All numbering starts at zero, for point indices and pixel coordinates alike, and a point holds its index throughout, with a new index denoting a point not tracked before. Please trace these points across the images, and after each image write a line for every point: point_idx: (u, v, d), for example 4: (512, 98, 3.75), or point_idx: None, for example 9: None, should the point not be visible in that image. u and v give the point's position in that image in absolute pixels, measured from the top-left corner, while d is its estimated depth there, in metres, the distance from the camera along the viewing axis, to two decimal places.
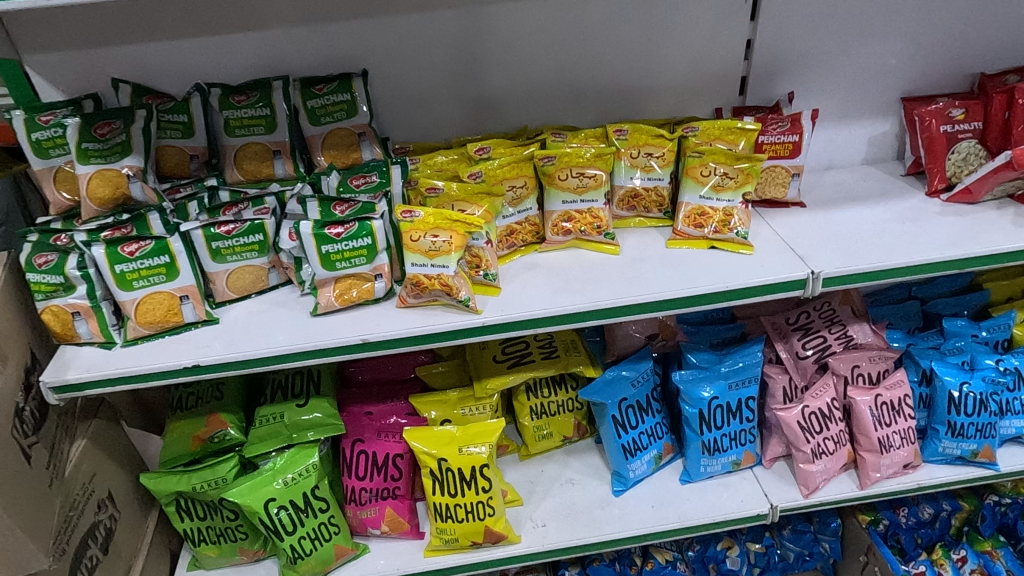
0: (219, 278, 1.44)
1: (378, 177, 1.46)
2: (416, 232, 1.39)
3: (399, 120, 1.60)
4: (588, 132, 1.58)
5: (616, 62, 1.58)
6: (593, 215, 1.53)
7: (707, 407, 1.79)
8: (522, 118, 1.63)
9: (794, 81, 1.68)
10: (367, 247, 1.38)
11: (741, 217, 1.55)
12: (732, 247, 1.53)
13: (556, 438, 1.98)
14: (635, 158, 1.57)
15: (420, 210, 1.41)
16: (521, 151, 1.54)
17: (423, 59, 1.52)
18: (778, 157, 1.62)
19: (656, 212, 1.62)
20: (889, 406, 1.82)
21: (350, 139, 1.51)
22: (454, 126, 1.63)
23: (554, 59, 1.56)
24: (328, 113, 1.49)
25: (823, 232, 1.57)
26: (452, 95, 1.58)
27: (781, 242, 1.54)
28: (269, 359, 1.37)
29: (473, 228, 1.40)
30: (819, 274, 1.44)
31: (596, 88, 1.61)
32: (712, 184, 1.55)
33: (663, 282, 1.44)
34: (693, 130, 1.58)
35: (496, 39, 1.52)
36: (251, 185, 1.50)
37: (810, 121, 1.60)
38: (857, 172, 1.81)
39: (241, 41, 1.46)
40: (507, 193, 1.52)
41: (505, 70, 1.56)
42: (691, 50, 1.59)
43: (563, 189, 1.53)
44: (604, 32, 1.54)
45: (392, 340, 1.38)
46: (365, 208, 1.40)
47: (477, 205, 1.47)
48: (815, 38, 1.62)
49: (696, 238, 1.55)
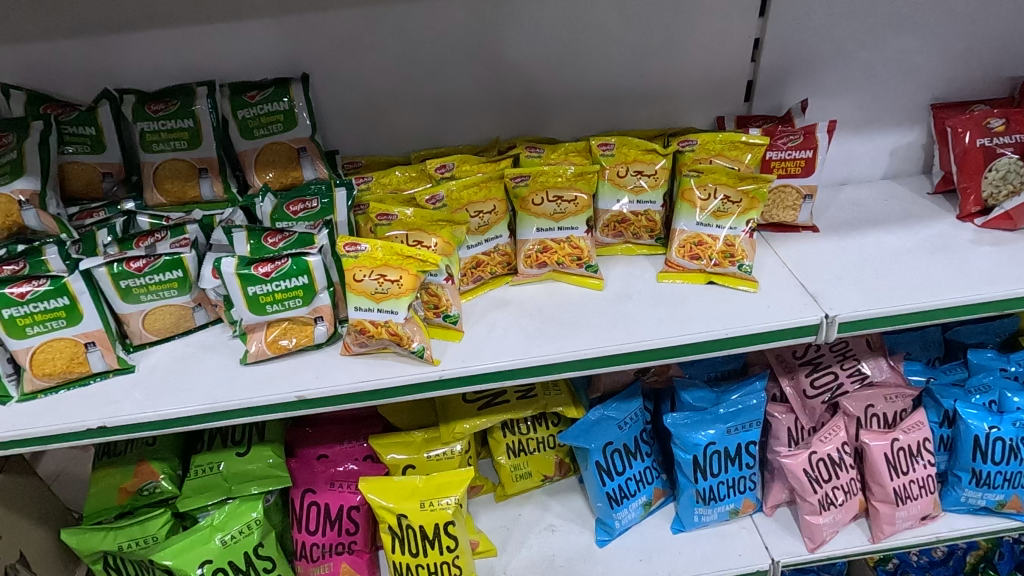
0: (133, 319, 1.23)
1: (320, 202, 1.24)
2: (360, 270, 1.19)
3: (351, 131, 1.38)
4: (568, 146, 1.36)
5: (602, 65, 1.36)
6: (573, 245, 1.32)
7: (702, 453, 1.59)
8: (494, 128, 1.41)
9: (808, 86, 1.46)
10: (303, 287, 1.17)
11: (745, 248, 1.33)
12: (733, 284, 1.31)
13: (535, 478, 1.78)
14: (622, 176, 1.36)
15: (366, 243, 1.20)
16: (490, 170, 1.33)
17: (375, 61, 1.30)
18: (789, 175, 1.40)
19: (648, 238, 1.40)
20: (907, 452, 1.62)
21: (289, 156, 1.28)
22: (415, 139, 1.40)
23: (530, 61, 1.34)
24: (262, 125, 1.27)
25: (840, 265, 1.36)
26: (411, 102, 1.36)
27: (790, 276, 1.34)
28: (188, 420, 1.16)
29: (427, 267, 1.19)
30: (834, 319, 1.24)
31: (579, 94, 1.39)
32: (711, 209, 1.34)
33: (653, 327, 1.23)
34: (690, 144, 1.37)
35: (461, 38, 1.29)
36: (176, 209, 1.29)
37: (826, 135, 1.38)
38: (877, 190, 1.59)
39: (156, 42, 1.23)
40: (473, 219, 1.31)
41: (472, 74, 1.34)
42: (690, 51, 1.36)
43: (540, 216, 1.33)
44: (588, 30, 1.31)
45: (331, 398, 1.17)
46: (303, 239, 1.19)
47: (436, 236, 1.26)
48: (834, 37, 1.40)
49: (692, 271, 1.34)
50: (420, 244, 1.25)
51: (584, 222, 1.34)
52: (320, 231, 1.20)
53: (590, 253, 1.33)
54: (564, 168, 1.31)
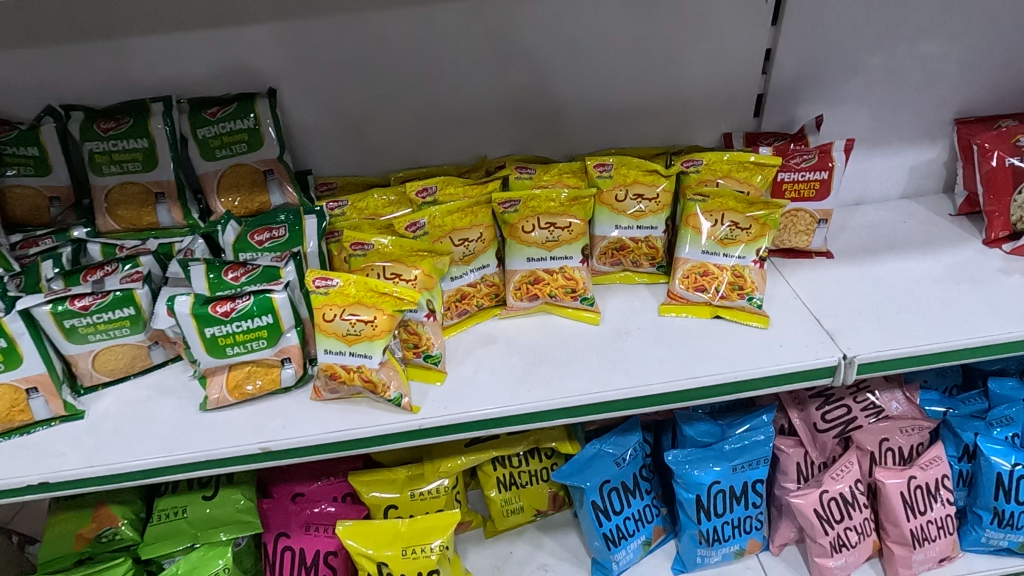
0: (82, 361, 1.11)
1: (288, 232, 1.12)
2: (330, 309, 1.05)
3: (323, 150, 1.26)
4: (561, 167, 1.24)
5: (600, 78, 1.24)
6: (569, 276, 1.21)
7: (705, 492, 1.48)
8: (482, 146, 1.29)
9: (824, 100, 1.34)
10: (268, 327, 1.06)
11: (755, 279, 1.22)
12: (742, 319, 1.20)
13: (527, 513, 1.67)
14: (621, 200, 1.24)
15: (338, 277, 1.07)
16: (476, 194, 1.21)
17: (350, 74, 1.18)
18: (803, 199, 1.29)
19: (648, 266, 1.29)
20: (924, 491, 1.51)
21: (255, 179, 1.17)
22: (395, 157, 1.28)
23: (521, 74, 1.22)
24: (225, 145, 1.15)
25: (858, 296, 1.25)
26: (390, 118, 1.24)
27: (804, 310, 1.22)
28: (140, 474, 1.05)
29: (402, 306, 1.06)
30: (853, 360, 1.13)
31: (574, 109, 1.27)
32: (719, 236, 1.23)
33: (654, 368, 1.12)
34: (695, 165, 1.25)
35: (444, 49, 1.17)
36: (132, 237, 1.18)
37: (843, 155, 1.27)
38: (896, 210, 1.47)
39: (103, 54, 1.10)
40: (457, 248, 1.19)
41: (457, 88, 1.22)
42: (696, 63, 1.24)
43: (531, 244, 1.21)
44: (584, 39, 1.19)
45: (300, 449, 1.06)
46: (268, 271, 1.08)
47: (416, 268, 1.13)
48: (853, 47, 1.28)
49: (698, 303, 1.23)
50: (398, 277, 1.13)
51: (580, 251, 1.23)
52: (287, 263, 1.09)
53: (586, 285, 1.21)
54: (557, 192, 1.20)
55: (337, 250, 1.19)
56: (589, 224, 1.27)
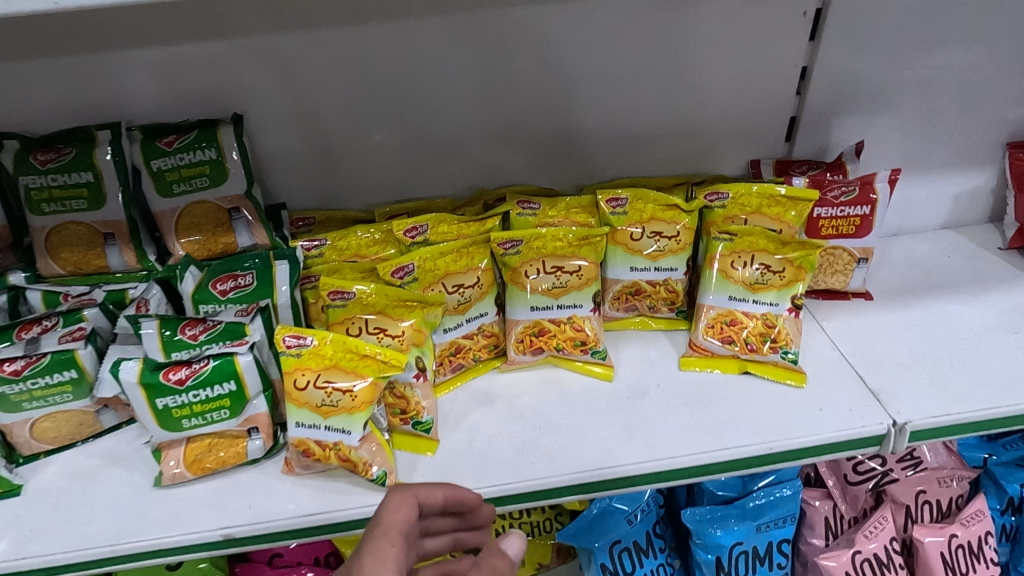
0: (18, 428, 0.97)
1: (255, 280, 0.98)
2: (303, 373, 0.91)
3: (298, 181, 1.11)
4: (568, 201, 1.11)
5: (614, 99, 1.09)
6: (576, 327, 1.07)
7: (726, 554, 1.33)
8: (480, 176, 1.14)
9: (864, 123, 1.19)
10: (230, 394, 0.91)
11: (788, 331, 1.07)
12: (774, 376, 1.06)
13: (528, 568, 1.52)
14: (636, 239, 1.10)
15: (312, 336, 0.92)
16: (474, 233, 1.08)
17: (328, 96, 1.02)
18: (840, 235, 1.15)
19: (666, 311, 1.14)
20: (967, 551, 1.36)
21: (219, 218, 1.02)
22: (381, 189, 1.13)
23: (525, 95, 1.07)
24: (184, 178, 1.00)
25: (904, 349, 1.11)
26: (375, 146, 1.09)
27: (842, 364, 1.08)
28: (78, 566, 0.88)
29: (388, 372, 0.91)
30: (905, 427, 0.99)
31: (583, 134, 1.12)
32: (748, 281, 1.08)
33: (678, 438, 0.98)
34: (720, 198, 1.11)
35: (437, 68, 1.02)
36: (79, 283, 1.03)
37: (888, 188, 1.12)
38: (938, 243, 1.33)
39: (37, 74, 0.95)
40: (451, 295, 1.04)
41: (452, 111, 1.07)
42: (721, 82, 1.10)
43: (535, 291, 1.07)
44: (596, 56, 1.04)
45: (268, 537, 0.90)
46: (232, 329, 0.93)
47: (403, 322, 0.98)
48: (899, 64, 1.13)
49: (724, 357, 1.08)
50: (382, 333, 0.98)
51: (596, 296, 1.09)
52: (253, 319, 0.94)
53: (599, 338, 1.08)
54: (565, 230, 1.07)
55: (314, 297, 1.03)
56: (602, 265, 1.12)
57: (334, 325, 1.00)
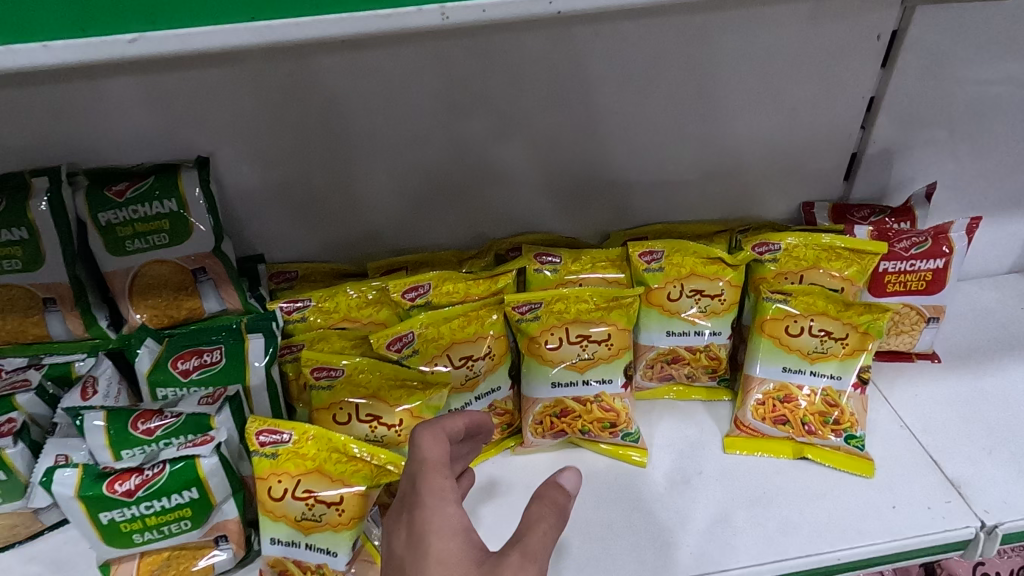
0: None
1: (225, 356, 0.82)
2: (279, 479, 0.75)
3: (277, 230, 0.94)
4: (594, 254, 0.96)
5: (651, 136, 0.93)
6: (604, 407, 0.92)
7: None
8: (490, 222, 0.98)
9: (937, 160, 1.03)
10: (192, 504, 0.74)
11: (853, 409, 0.92)
12: (837, 464, 0.90)
13: None
14: (674, 298, 0.95)
15: (291, 430, 0.77)
16: (485, 293, 0.92)
17: (314, 134, 0.86)
18: (908, 292, 0.99)
19: (707, 380, 0.99)
20: None
21: (183, 280, 0.85)
22: (376, 238, 0.97)
23: (547, 131, 0.91)
24: (139, 234, 0.83)
25: (985, 428, 0.95)
26: (370, 191, 0.92)
27: (915, 447, 0.92)
28: None
29: (389, 479, 0.75)
30: (995, 530, 0.83)
31: (610, 173, 0.96)
32: (805, 350, 0.93)
33: (728, 543, 0.82)
34: (772, 250, 0.95)
35: (443, 101, 0.85)
36: (15, 354, 0.86)
37: (965, 240, 0.96)
38: (1009, 291, 1.17)
39: None
40: (458, 370, 0.88)
41: (461, 150, 0.90)
42: (774, 114, 0.93)
43: (556, 363, 0.91)
44: (630, 86, 0.88)
45: None
46: (195, 422, 0.77)
47: (400, 409, 0.82)
48: (983, 95, 0.97)
49: (776, 439, 0.92)
50: (375, 421, 0.82)
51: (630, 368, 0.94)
52: (220, 410, 0.78)
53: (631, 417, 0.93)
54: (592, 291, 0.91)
55: (294, 372, 0.87)
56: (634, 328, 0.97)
57: (319, 410, 0.83)
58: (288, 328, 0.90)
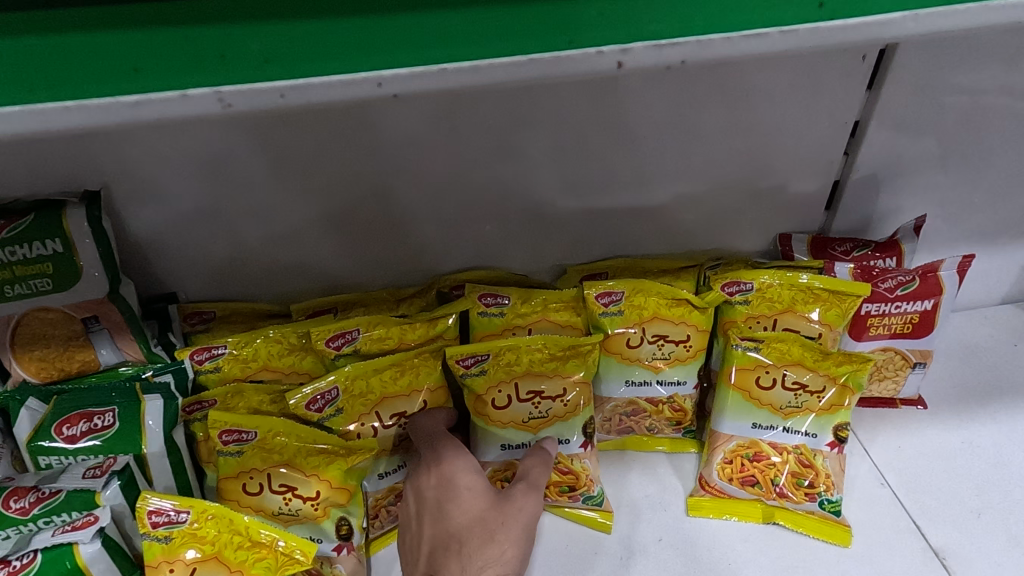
0: None
1: (119, 420, 0.72)
2: (172, 568, 0.66)
3: (189, 270, 0.83)
4: (546, 295, 0.87)
5: (611, 165, 0.83)
6: (561, 470, 0.84)
7: None
8: (432, 258, 0.88)
9: (929, 189, 0.93)
10: None
11: (830, 470, 0.84)
12: (809, 529, 0.81)
13: None
14: (635, 345, 0.86)
15: (188, 509, 0.68)
16: (422, 338, 0.83)
17: (220, 167, 0.74)
18: (893, 335, 0.91)
19: (671, 432, 0.91)
20: None
21: (72, 329, 0.75)
22: (304, 274, 0.87)
23: (493, 162, 0.79)
24: (17, 279, 0.72)
25: (974, 486, 0.86)
26: (290, 227, 0.81)
27: (896, 512, 0.84)
28: None
29: (295, 570, 0.67)
30: None
31: (565, 204, 0.86)
32: (778, 404, 0.84)
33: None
34: (743, 291, 0.87)
35: (370, 130, 0.74)
36: None
37: (955, 279, 0.88)
38: (1002, 324, 1.07)
39: None
40: (389, 430, 0.79)
41: (393, 183, 0.79)
42: (747, 142, 0.83)
43: (502, 423, 0.82)
44: (584, 113, 0.77)
45: None
46: (77, 501, 0.66)
47: (318, 480, 0.74)
48: (985, 120, 0.86)
49: (744, 501, 0.84)
50: (290, 493, 0.74)
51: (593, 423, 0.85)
52: (108, 485, 0.68)
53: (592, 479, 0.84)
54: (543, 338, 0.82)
55: (203, 432, 0.78)
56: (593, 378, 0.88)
57: (227, 479, 0.74)
58: (200, 379, 0.80)
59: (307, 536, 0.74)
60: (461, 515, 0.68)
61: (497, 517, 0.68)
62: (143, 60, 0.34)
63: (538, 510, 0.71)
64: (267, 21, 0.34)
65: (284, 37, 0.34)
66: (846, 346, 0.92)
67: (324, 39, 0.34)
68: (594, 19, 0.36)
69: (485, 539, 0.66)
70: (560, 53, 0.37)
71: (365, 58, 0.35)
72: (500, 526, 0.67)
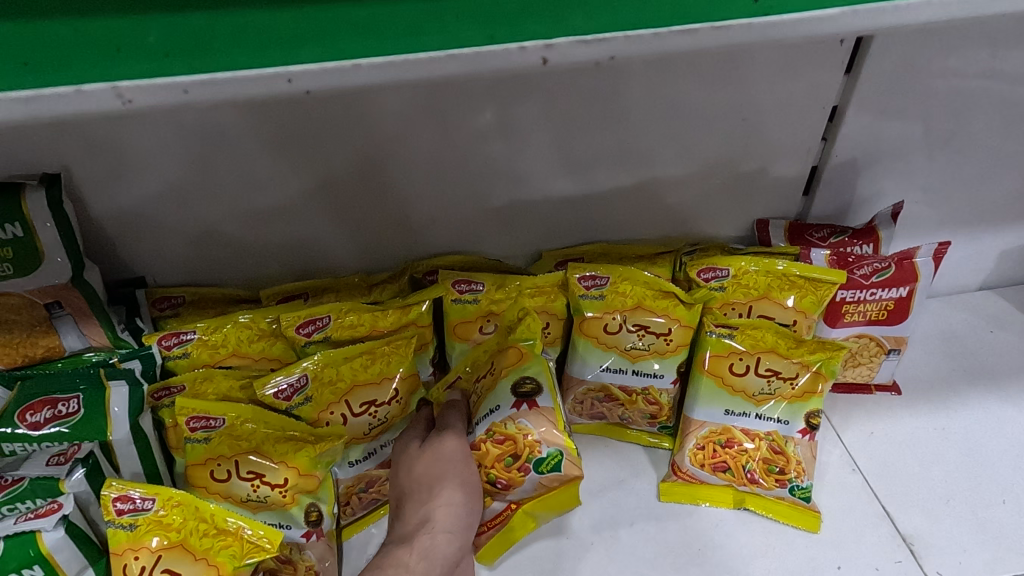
0: None
1: (82, 408, 0.71)
2: (136, 555, 0.66)
3: (157, 254, 0.82)
4: (520, 281, 0.86)
5: (584, 150, 0.82)
6: (497, 441, 0.76)
7: None
8: (405, 243, 0.87)
9: (907, 176, 0.92)
10: None
11: (801, 457, 0.84)
12: (778, 515, 0.82)
13: None
14: (611, 332, 0.85)
15: (153, 497, 0.68)
16: (394, 325, 0.82)
17: (184, 150, 0.72)
18: (869, 322, 0.91)
19: (647, 426, 0.90)
20: None
21: (35, 315, 0.74)
22: (275, 259, 0.86)
23: (464, 145, 0.78)
24: None
25: (943, 472, 0.87)
26: (259, 212, 0.80)
27: (865, 496, 0.84)
28: None
29: (260, 557, 0.67)
30: None
31: (538, 189, 0.85)
32: (751, 390, 0.84)
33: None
34: (719, 277, 0.87)
35: (336, 112, 0.72)
36: None
37: (931, 266, 0.87)
38: (979, 311, 1.07)
39: None
40: (358, 418, 0.79)
41: (362, 167, 0.78)
42: (723, 127, 0.82)
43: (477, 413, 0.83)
44: (555, 98, 0.76)
45: None
46: (42, 488, 0.66)
47: (286, 467, 0.74)
48: (963, 106, 0.85)
49: (715, 486, 0.84)
50: (257, 480, 0.74)
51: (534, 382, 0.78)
52: (71, 472, 0.67)
53: (540, 440, 0.75)
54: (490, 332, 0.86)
55: (171, 419, 0.77)
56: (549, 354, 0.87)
57: (194, 465, 0.74)
58: (168, 364, 0.79)
59: (275, 522, 0.74)
60: (398, 474, 0.76)
61: (426, 464, 0.75)
62: (30, 54, 0.33)
63: (460, 447, 0.76)
64: (160, 12, 0.33)
65: (187, 29, 0.34)
66: (821, 333, 0.92)
67: (229, 32, 0.34)
68: (518, 14, 0.36)
69: (418, 489, 0.73)
70: (481, 49, 0.37)
71: (271, 56, 0.35)
72: (431, 473, 0.74)
